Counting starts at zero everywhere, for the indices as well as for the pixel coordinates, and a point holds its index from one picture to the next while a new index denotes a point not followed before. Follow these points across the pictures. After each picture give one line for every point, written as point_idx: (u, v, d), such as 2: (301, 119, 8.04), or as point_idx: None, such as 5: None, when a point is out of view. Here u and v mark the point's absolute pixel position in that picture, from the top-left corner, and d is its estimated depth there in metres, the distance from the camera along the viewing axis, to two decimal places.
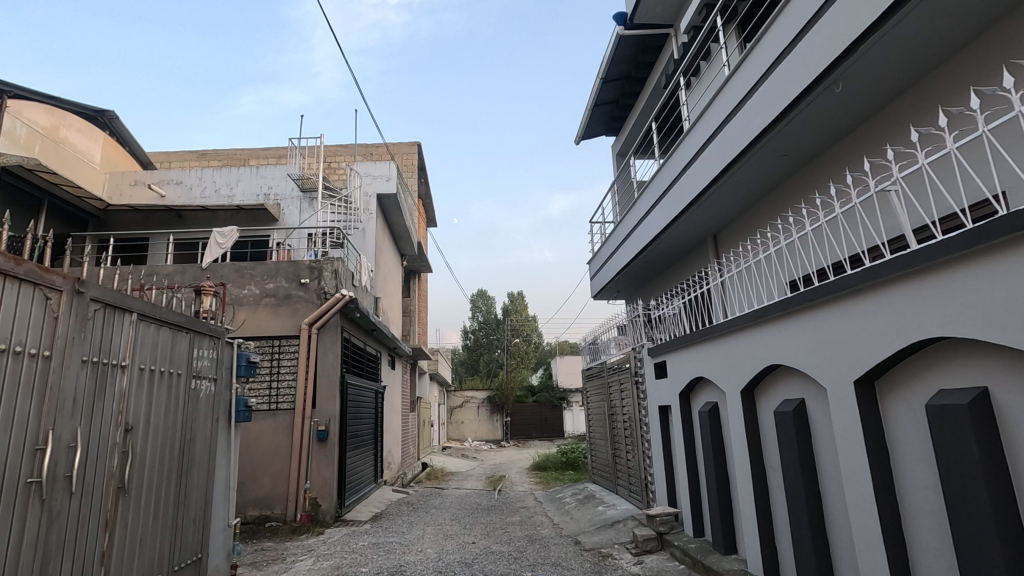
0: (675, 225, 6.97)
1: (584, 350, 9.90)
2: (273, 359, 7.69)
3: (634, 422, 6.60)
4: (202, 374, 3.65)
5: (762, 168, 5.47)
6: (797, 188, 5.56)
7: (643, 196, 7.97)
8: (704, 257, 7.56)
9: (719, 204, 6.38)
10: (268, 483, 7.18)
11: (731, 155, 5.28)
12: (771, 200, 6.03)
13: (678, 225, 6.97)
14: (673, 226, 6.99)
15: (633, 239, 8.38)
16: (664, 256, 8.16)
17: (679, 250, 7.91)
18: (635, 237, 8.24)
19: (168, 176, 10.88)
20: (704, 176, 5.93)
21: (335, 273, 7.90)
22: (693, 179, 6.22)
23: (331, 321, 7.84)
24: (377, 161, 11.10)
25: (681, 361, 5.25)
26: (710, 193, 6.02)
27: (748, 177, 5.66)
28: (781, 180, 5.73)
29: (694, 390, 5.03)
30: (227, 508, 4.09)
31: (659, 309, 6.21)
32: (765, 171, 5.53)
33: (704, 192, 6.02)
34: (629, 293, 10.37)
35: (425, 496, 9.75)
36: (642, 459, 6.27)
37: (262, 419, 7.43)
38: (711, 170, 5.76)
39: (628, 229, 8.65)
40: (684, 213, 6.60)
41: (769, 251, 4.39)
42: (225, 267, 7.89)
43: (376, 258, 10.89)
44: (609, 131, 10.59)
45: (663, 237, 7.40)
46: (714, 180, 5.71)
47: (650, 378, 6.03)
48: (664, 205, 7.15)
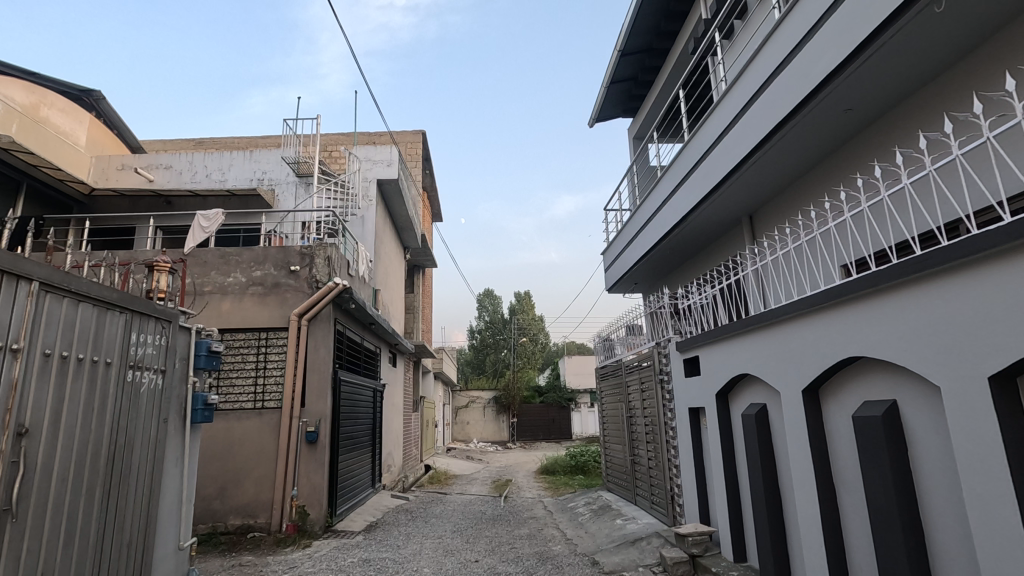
0: (705, 205, 6.25)
1: (597, 347, 9.18)
2: (259, 353, 7.03)
3: (656, 425, 5.90)
4: (144, 364, 2.98)
5: (814, 130, 4.74)
6: (854, 157, 4.86)
7: (666, 177, 7.25)
8: (736, 243, 6.85)
9: (759, 178, 5.65)
10: (252, 489, 6.55)
11: (781, 114, 4.55)
12: (822, 173, 5.32)
13: (708, 205, 6.24)
14: (703, 206, 6.25)
15: (654, 225, 7.66)
16: (689, 242, 7.43)
17: (706, 236, 7.20)
18: (657, 223, 7.52)
19: (157, 160, 10.26)
20: (745, 144, 5.19)
21: (328, 260, 7.26)
22: (729, 150, 5.51)
23: (324, 312, 7.19)
24: (379, 144, 10.43)
25: (718, 356, 4.52)
26: (749, 165, 5.31)
27: (796, 142, 4.95)
28: (835, 147, 5.03)
29: (734, 390, 4.32)
30: (182, 525, 3.43)
31: (688, 298, 5.48)
32: (818, 134, 4.81)
33: (744, 163, 5.29)
34: (646, 285, 9.62)
35: (425, 503, 9.07)
36: (668, 468, 5.56)
37: (246, 418, 6.78)
38: (753, 134, 5.03)
39: (648, 215, 7.91)
40: (717, 189, 5.86)
41: (832, 225, 3.69)
42: (209, 253, 7.24)
43: (376, 248, 10.26)
44: (626, 112, 9.89)
45: (691, 219, 6.67)
46: (757, 147, 5.00)
47: (678, 377, 5.30)
48: (691, 184, 6.43)
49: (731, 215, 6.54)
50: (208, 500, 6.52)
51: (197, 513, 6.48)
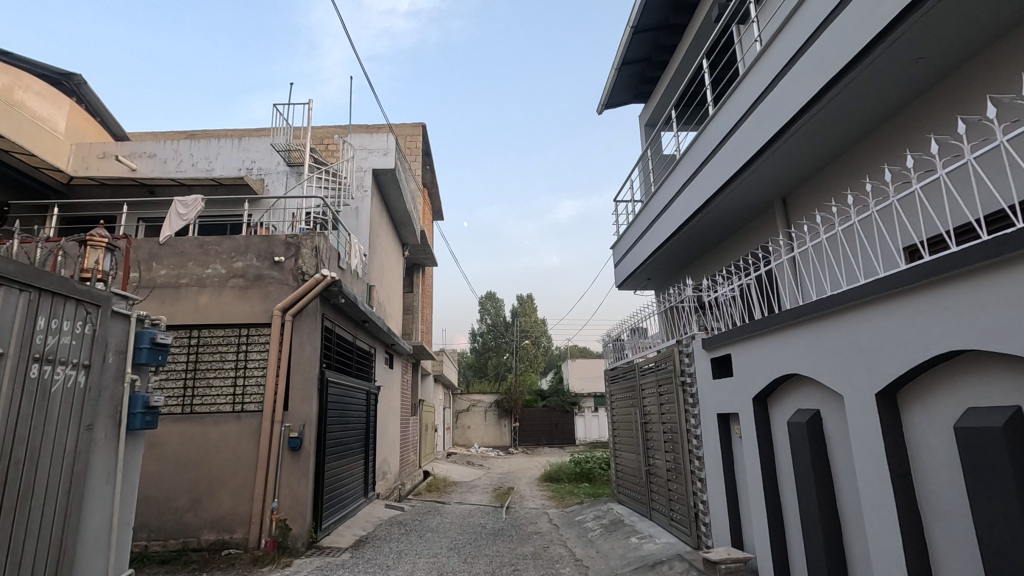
0: (732, 187, 5.61)
1: (606, 347, 8.54)
2: (239, 351, 6.43)
3: (675, 433, 5.27)
4: (57, 359, 2.39)
5: (868, 91, 4.11)
6: (913, 125, 4.27)
7: (685, 159, 6.61)
8: (765, 232, 6.24)
9: (797, 155, 5.03)
10: (229, 501, 5.95)
11: (833, 70, 3.91)
12: (870, 147, 4.70)
13: (735, 187, 5.60)
14: (730, 189, 5.62)
15: (671, 213, 7.02)
16: (711, 231, 6.81)
17: (730, 224, 6.58)
18: (675, 210, 6.88)
19: (140, 148, 9.71)
20: (784, 112, 4.55)
21: (316, 251, 6.68)
22: (762, 121, 4.88)
23: (310, 307, 6.59)
24: (375, 132, 9.81)
25: (755, 354, 3.90)
26: (787, 137, 4.68)
27: (843, 109, 4.33)
28: (888, 115, 4.42)
29: (776, 394, 3.71)
30: (122, 550, 2.88)
31: (713, 291, 4.84)
32: (872, 97, 4.18)
33: (782, 134, 4.64)
34: (659, 281, 8.99)
35: (421, 514, 8.45)
36: (691, 482, 4.92)
37: (223, 423, 6.18)
38: (794, 100, 4.40)
39: (664, 204, 7.30)
40: (747, 168, 5.22)
41: (878, 206, 3.05)
42: (187, 243, 6.66)
43: (371, 242, 9.67)
44: (638, 97, 9.30)
45: (714, 205, 6.04)
46: (798, 115, 4.38)
47: (703, 379, 4.67)
48: (715, 165, 5.80)
49: (761, 199, 5.92)
50: (181, 513, 5.93)
51: (168, 527, 5.89)
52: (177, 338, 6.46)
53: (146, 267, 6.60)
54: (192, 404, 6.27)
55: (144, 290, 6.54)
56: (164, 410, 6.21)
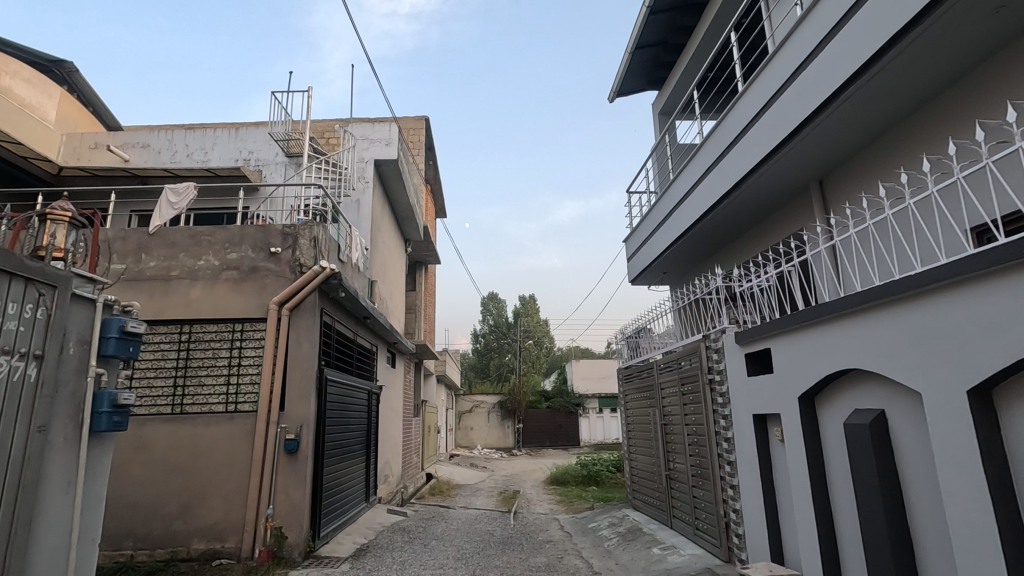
0: (764, 170, 5.17)
1: (619, 344, 8.16)
2: (233, 348, 6.05)
3: (702, 435, 4.87)
4: (0, 349, 2.01)
5: (934, 51, 3.64)
6: (982, 92, 3.84)
7: (708, 142, 6.17)
8: (795, 220, 5.80)
9: (841, 129, 4.56)
10: (222, 507, 5.57)
11: (897, 24, 3.44)
12: (929, 118, 4.26)
13: (768, 169, 5.15)
14: (761, 171, 5.18)
15: (691, 202, 6.58)
16: (734, 220, 6.38)
17: (758, 212, 6.13)
18: (696, 198, 6.44)
19: (134, 139, 9.36)
20: (833, 78, 4.07)
21: (315, 242, 6.30)
22: (802, 93, 4.44)
23: (308, 300, 6.20)
24: (376, 122, 9.49)
25: (803, 348, 3.49)
26: (832, 109, 4.25)
27: (899, 76, 3.90)
28: (949, 82, 4.00)
29: (829, 392, 3.30)
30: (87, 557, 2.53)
31: (745, 280, 4.43)
32: (933, 62, 3.76)
33: (830, 103, 4.16)
34: (675, 276, 8.56)
35: (425, 520, 8.05)
36: (720, 490, 4.51)
37: (215, 424, 5.80)
38: (841, 67, 3.98)
39: (683, 193, 6.85)
40: (785, 145, 4.76)
41: (936, 187, 2.84)
42: (178, 233, 6.28)
43: (372, 235, 9.29)
44: (651, 84, 8.92)
45: (743, 190, 5.59)
46: (847, 84, 3.95)
47: (736, 377, 4.27)
48: (744, 146, 5.35)
49: (795, 183, 5.47)
50: (169, 520, 5.56)
51: (156, 535, 5.51)
52: (167, 334, 6.08)
53: (135, 259, 6.22)
54: (183, 403, 5.89)
55: (133, 283, 6.16)
56: (153, 410, 5.84)
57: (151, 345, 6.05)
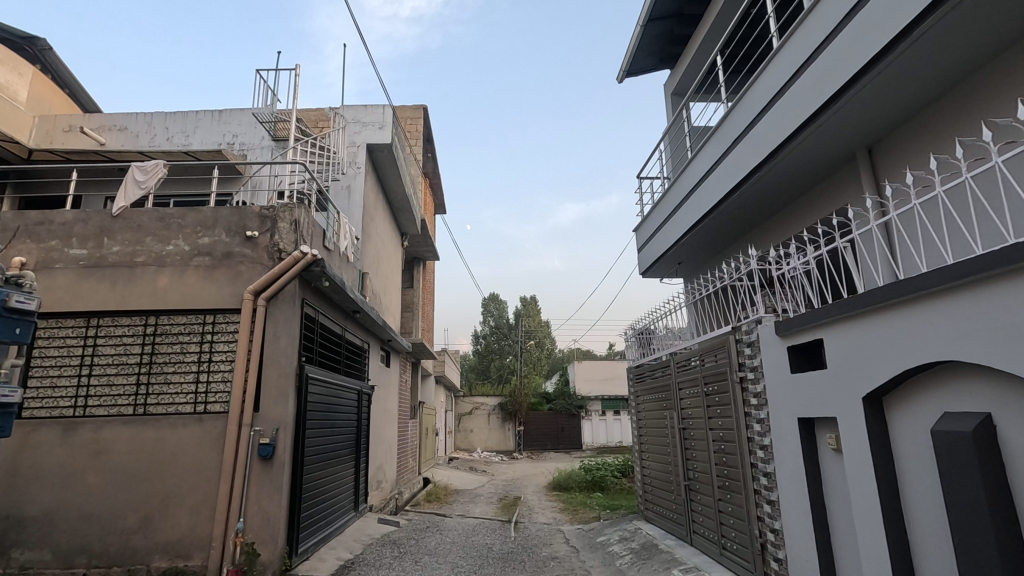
0: (803, 137, 4.50)
1: (628, 341, 7.53)
2: (203, 342, 5.46)
3: (731, 441, 4.24)
4: None
5: None
6: None
7: (736, 111, 5.51)
8: (832, 199, 5.15)
9: (898, 85, 3.90)
10: (187, 521, 4.97)
11: None
12: (1008, 68, 3.56)
13: (808, 136, 4.48)
14: (800, 139, 4.51)
15: (714, 180, 5.92)
16: (761, 200, 5.72)
17: (792, 189, 5.45)
18: (719, 175, 5.78)
19: (110, 121, 8.79)
20: (896, 16, 3.40)
21: (296, 225, 5.71)
22: (854, 41, 3.77)
23: (288, 290, 5.59)
24: (369, 104, 8.91)
25: (873, 338, 2.85)
26: (891, 58, 3.57)
27: (978, 13, 3.22)
28: None
29: (909, 392, 2.68)
30: None
31: (784, 263, 3.81)
32: None
33: (894, 47, 3.48)
34: (689, 269, 7.91)
35: (419, 531, 7.43)
36: (754, 505, 3.89)
37: (181, 426, 5.20)
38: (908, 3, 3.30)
39: (703, 172, 6.20)
40: (831, 104, 4.09)
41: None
42: (145, 216, 5.70)
43: (364, 225, 8.68)
44: (663, 61, 8.34)
45: (776, 163, 4.93)
46: (915, 23, 3.28)
47: (776, 375, 3.64)
48: (779, 111, 4.70)
49: (838, 154, 4.78)
50: (128, 535, 4.95)
51: (112, 552, 4.91)
52: (129, 327, 5.49)
53: (97, 244, 5.63)
54: (147, 403, 5.30)
55: (94, 270, 5.56)
56: (113, 411, 5.26)
57: (113, 339, 5.46)
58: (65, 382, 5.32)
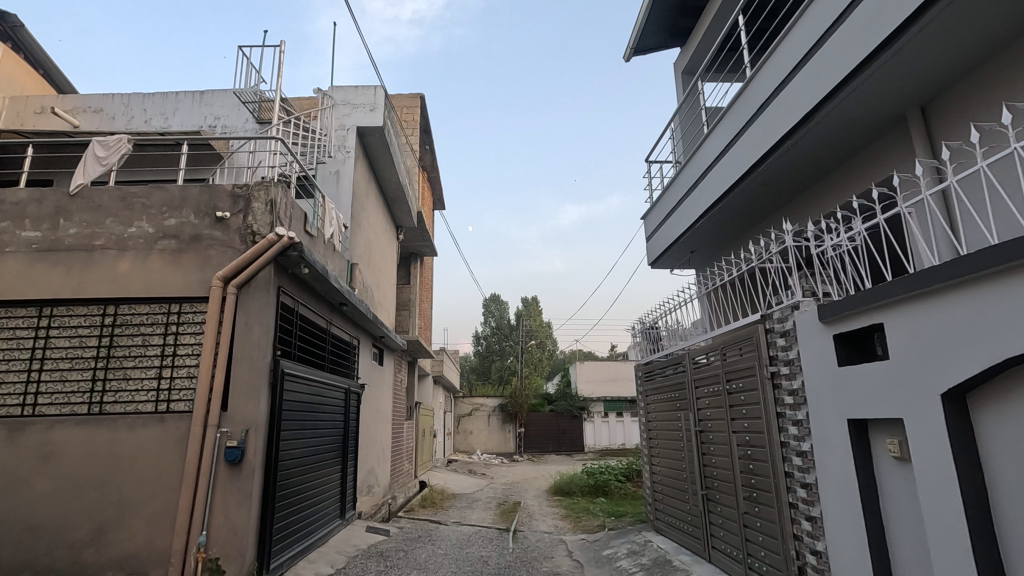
0: (845, 95, 3.90)
1: (637, 336, 6.96)
2: (167, 333, 4.93)
3: (759, 448, 3.69)
4: None
5: None
6: None
7: (760, 76, 4.92)
8: (872, 172, 4.55)
9: (963, 27, 3.29)
10: (145, 534, 4.43)
11: None
12: None
13: (850, 92, 3.87)
14: (841, 97, 3.91)
15: (733, 154, 5.33)
16: (788, 176, 5.13)
17: (824, 161, 4.86)
18: (740, 148, 5.19)
19: (85, 102, 8.27)
20: None
21: (272, 206, 5.17)
22: None
23: (262, 277, 5.05)
24: (359, 85, 8.39)
25: (952, 322, 2.29)
26: None
27: None
28: None
29: (1005, 388, 2.13)
30: None
31: (826, 237, 3.25)
32: None
33: None
34: (702, 257, 7.32)
35: (410, 541, 6.89)
36: (789, 522, 3.34)
37: (141, 428, 4.66)
38: None
39: (721, 147, 5.59)
40: (882, 51, 3.48)
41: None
42: (106, 195, 5.17)
43: (354, 213, 8.14)
44: (674, 37, 7.80)
45: (810, 128, 4.33)
46: None
47: (818, 369, 3.09)
48: (815, 67, 4.09)
49: (881, 117, 4.18)
50: (78, 548, 4.42)
51: (60, 567, 4.38)
52: (86, 317, 4.95)
53: (52, 225, 5.10)
54: (103, 402, 4.76)
55: (48, 254, 5.04)
56: (66, 410, 4.72)
57: (67, 330, 4.93)
58: (13, 378, 4.79)
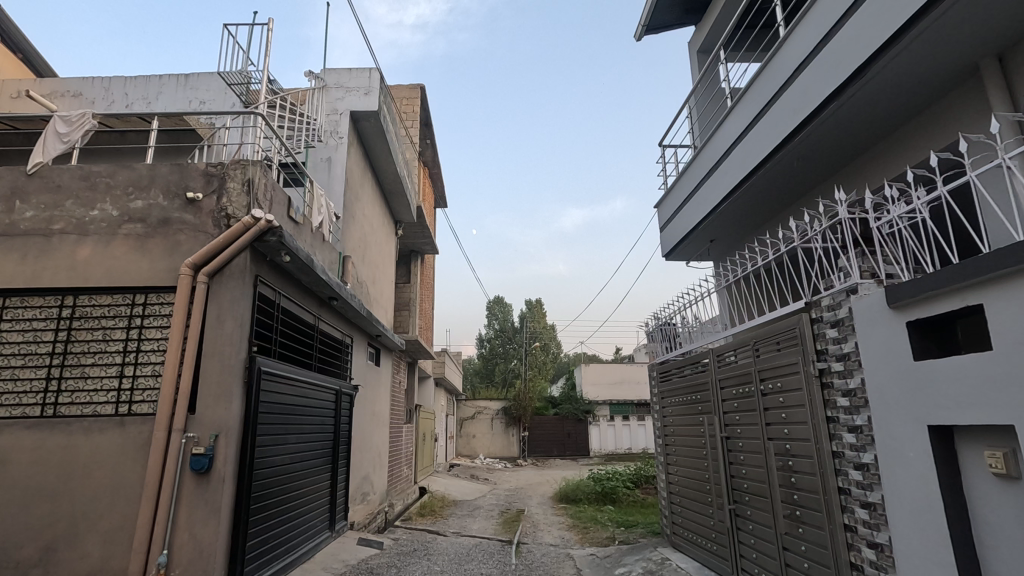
0: (909, 43, 3.33)
1: (651, 334, 6.42)
2: (130, 327, 4.43)
3: (804, 459, 3.15)
4: None
5: None
6: None
7: (794, 36, 4.37)
8: (934, 136, 3.99)
9: None
10: (100, 553, 3.93)
11: None
12: None
13: (915, 39, 3.30)
14: (902, 46, 3.34)
15: (763, 127, 4.77)
16: (829, 147, 4.56)
17: (873, 128, 4.29)
18: (772, 119, 4.62)
19: (63, 86, 7.79)
20: None
21: (249, 186, 4.68)
22: None
23: (237, 264, 4.55)
24: (353, 67, 7.90)
25: None
26: None
27: None
28: None
29: None
30: None
31: (891, 208, 2.71)
32: None
33: None
34: (722, 247, 6.76)
35: (404, 555, 6.36)
36: (845, 548, 2.81)
37: (98, 432, 4.15)
38: None
39: (750, 119, 5.02)
40: None
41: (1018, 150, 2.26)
42: (67, 174, 4.69)
43: (346, 203, 7.64)
44: (689, 12, 7.28)
45: (863, 85, 3.75)
46: None
47: (885, 366, 2.56)
48: (866, 14, 3.53)
49: (947, 70, 3.61)
50: (25, 569, 3.91)
51: None
52: (42, 309, 4.46)
53: (7, 208, 4.62)
54: (58, 404, 4.25)
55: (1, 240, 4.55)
56: (16, 413, 4.22)
57: (21, 324, 4.43)
58: None
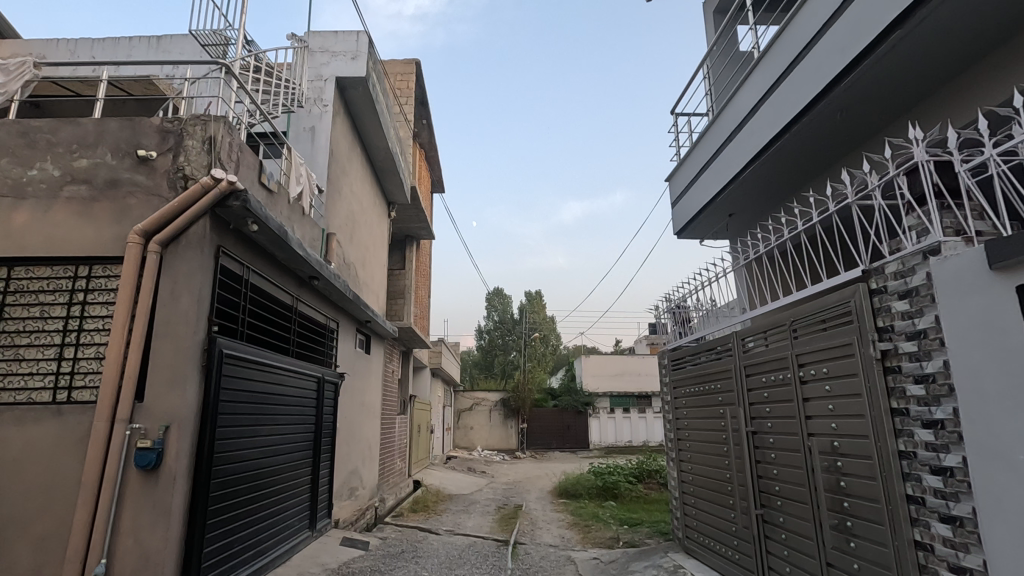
0: None
1: (661, 318, 5.85)
2: (73, 303, 3.88)
3: (862, 459, 2.61)
4: None
5: None
6: None
7: None
8: (1009, 77, 3.40)
9: None
10: (31, 560, 3.40)
11: None
12: None
13: None
14: None
15: (797, 79, 4.17)
16: (874, 98, 3.97)
17: (925, 75, 3.71)
18: (809, 68, 4.02)
19: (26, 48, 7.17)
20: None
21: (210, 145, 4.11)
22: None
23: (196, 233, 3.98)
24: (340, 30, 7.31)
25: None
26: None
27: None
28: None
29: None
30: None
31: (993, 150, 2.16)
32: None
33: None
34: (741, 221, 6.20)
35: (391, 557, 5.86)
36: (915, 570, 2.31)
37: (32, 422, 3.61)
38: None
39: (781, 71, 4.39)
40: None
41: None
42: (4, 129, 4.12)
43: (332, 176, 7.06)
44: None
45: (932, 11, 3.12)
46: None
47: (984, 348, 2.02)
48: None
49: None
50: None
51: None
52: None
53: None
54: None
55: None
56: None
57: None
58: None
